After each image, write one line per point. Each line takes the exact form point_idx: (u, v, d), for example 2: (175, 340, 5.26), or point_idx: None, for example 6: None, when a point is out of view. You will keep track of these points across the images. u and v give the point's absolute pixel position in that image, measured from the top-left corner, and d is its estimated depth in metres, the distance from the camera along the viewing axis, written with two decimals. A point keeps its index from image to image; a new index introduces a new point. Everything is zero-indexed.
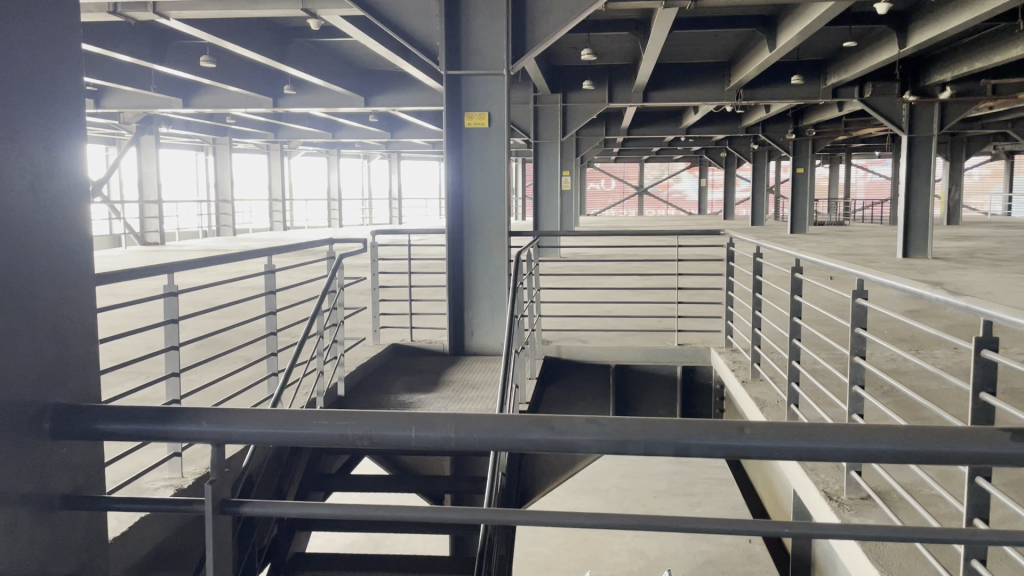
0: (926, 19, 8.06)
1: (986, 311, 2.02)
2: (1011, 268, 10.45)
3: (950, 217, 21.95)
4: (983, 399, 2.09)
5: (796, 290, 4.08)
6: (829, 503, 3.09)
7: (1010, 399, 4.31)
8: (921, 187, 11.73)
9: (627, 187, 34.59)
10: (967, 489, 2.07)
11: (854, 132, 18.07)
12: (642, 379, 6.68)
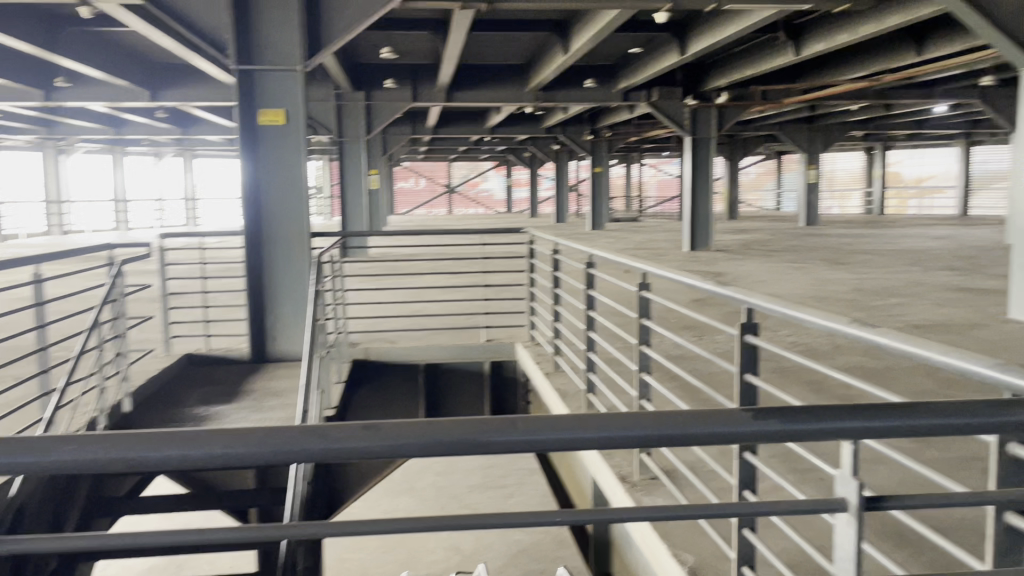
0: (701, 30, 8.70)
1: (746, 300, 2.22)
2: (782, 258, 11.51)
3: (730, 212, 23.80)
4: (747, 379, 2.28)
5: (590, 284, 4.24)
6: (623, 485, 3.27)
7: (776, 379, 4.75)
8: (703, 184, 12.72)
9: (435, 186, 34.71)
10: (737, 463, 2.26)
11: (644, 133, 19.16)
12: (450, 377, 6.73)
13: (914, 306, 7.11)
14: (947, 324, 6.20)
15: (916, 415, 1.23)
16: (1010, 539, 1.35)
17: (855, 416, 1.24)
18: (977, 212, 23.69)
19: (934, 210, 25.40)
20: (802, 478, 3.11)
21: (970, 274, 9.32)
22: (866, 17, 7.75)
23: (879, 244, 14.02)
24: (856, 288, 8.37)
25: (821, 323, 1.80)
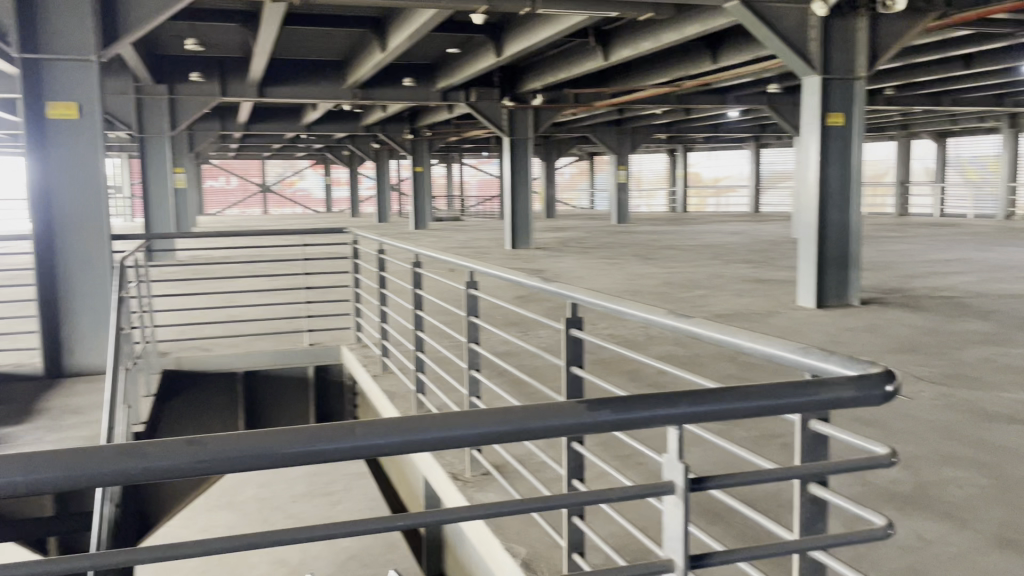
0: (516, 32, 8.88)
1: (570, 295, 2.28)
2: (598, 255, 11.98)
3: (547, 211, 24.50)
4: (574, 372, 2.35)
5: (417, 284, 4.22)
6: (455, 484, 3.28)
7: (596, 370, 4.95)
8: (523, 185, 13.03)
9: (248, 185, 33.24)
10: (566, 453, 2.31)
11: (463, 133, 19.35)
12: (272, 384, 6.46)
13: (717, 297, 7.63)
14: (745, 312, 6.70)
15: (735, 399, 1.29)
16: (813, 510, 1.47)
17: (682, 403, 1.27)
18: (766, 209, 25.88)
19: (729, 207, 27.48)
20: (622, 464, 3.25)
21: (763, 266, 10.13)
22: (668, 26, 8.23)
23: (683, 239, 14.98)
24: (665, 281, 8.87)
25: (642, 314, 1.88)
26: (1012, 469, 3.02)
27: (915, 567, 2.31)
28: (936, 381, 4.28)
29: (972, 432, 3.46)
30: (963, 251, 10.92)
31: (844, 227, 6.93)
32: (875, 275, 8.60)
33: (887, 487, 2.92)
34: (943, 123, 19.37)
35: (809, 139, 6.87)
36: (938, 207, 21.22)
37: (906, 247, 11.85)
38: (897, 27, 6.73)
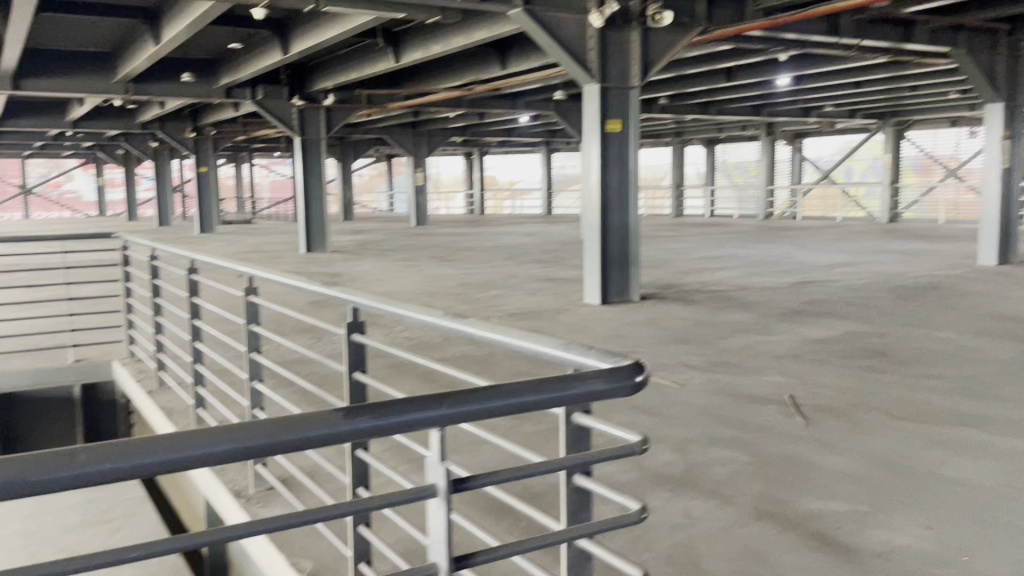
0: (302, 30, 8.62)
1: (350, 299, 2.23)
2: (395, 258, 11.91)
3: (345, 214, 24.07)
4: (355, 378, 2.30)
5: (193, 292, 3.96)
6: (237, 501, 3.12)
7: (389, 374, 4.93)
8: (318, 185, 12.86)
9: (6, 186, 29.90)
10: (349, 461, 2.26)
11: (252, 132, 18.55)
12: (30, 406, 5.84)
13: (510, 297, 7.82)
14: (536, 311, 6.92)
15: (498, 397, 1.28)
16: (576, 499, 1.52)
17: (443, 404, 1.24)
18: (559, 211, 26.97)
19: (524, 210, 28.35)
20: (413, 468, 3.22)
21: (554, 266, 10.53)
22: (456, 30, 8.32)
23: (479, 241, 15.25)
24: (461, 282, 8.97)
25: (420, 316, 1.87)
26: (765, 446, 3.32)
27: (684, 545, 2.46)
28: (705, 369, 4.63)
29: (733, 414, 3.77)
30: (729, 248, 11.95)
31: (625, 227, 7.34)
32: (654, 272, 9.19)
33: (660, 471, 3.10)
34: (711, 131, 21.14)
35: (590, 144, 7.21)
36: (710, 208, 23.12)
37: (682, 245, 12.79)
38: (666, 40, 7.23)
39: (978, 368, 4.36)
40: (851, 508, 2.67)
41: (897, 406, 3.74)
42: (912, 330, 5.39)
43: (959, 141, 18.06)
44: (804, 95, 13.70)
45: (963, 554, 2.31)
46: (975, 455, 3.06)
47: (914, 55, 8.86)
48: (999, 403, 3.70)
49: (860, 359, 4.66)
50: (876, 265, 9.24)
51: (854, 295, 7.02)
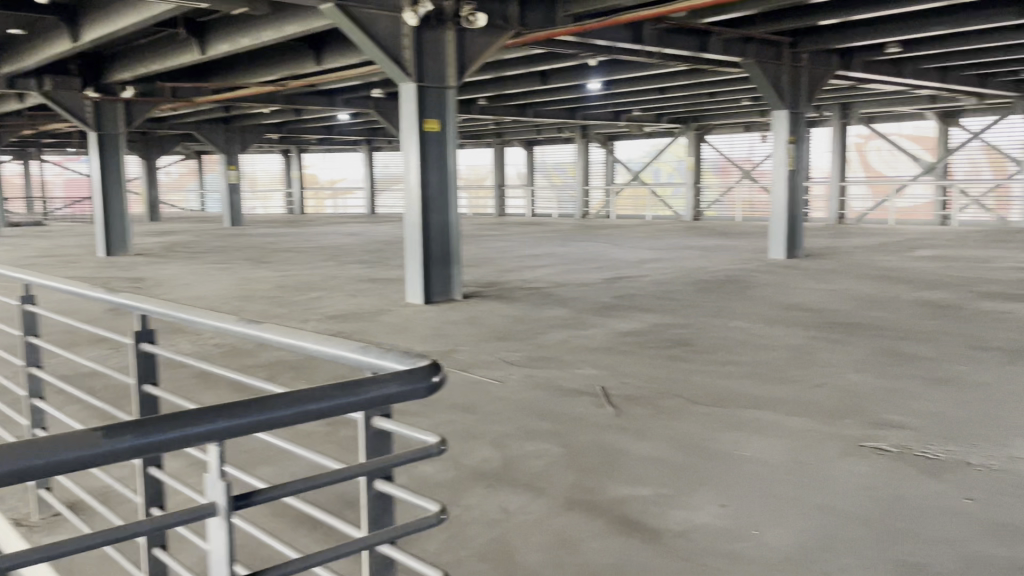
0: (94, 17, 7.98)
1: (138, 305, 2.06)
2: (207, 260, 11.32)
3: (151, 214, 22.58)
4: (146, 390, 2.13)
5: None
6: (17, 530, 2.83)
7: (195, 384, 4.66)
8: (116, 183, 12.00)
9: None
10: (140, 480, 2.09)
11: (40, 126, 16.98)
12: None
13: (329, 298, 7.64)
14: (356, 312, 6.80)
15: (294, 402, 1.17)
16: (380, 504, 1.43)
17: (234, 412, 1.11)
18: (382, 210, 26.73)
19: (347, 210, 27.89)
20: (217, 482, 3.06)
21: (375, 266, 10.39)
22: (265, 23, 8.00)
23: (299, 241, 14.81)
24: (278, 284, 8.65)
25: (212, 323, 1.75)
26: (578, 437, 3.42)
27: (498, 541, 2.48)
28: (523, 364, 4.72)
29: (550, 407, 3.85)
30: (549, 246, 12.31)
31: (445, 226, 7.37)
32: (476, 270, 9.28)
33: (478, 468, 3.12)
34: (530, 133, 21.69)
35: (408, 142, 7.16)
36: (531, 208, 23.73)
37: (503, 243, 13.03)
38: (481, 41, 7.31)
39: (770, 354, 4.71)
40: (657, 491, 2.78)
41: (699, 393, 3.97)
42: (713, 321, 5.77)
43: (752, 145, 19.52)
44: (615, 99, 14.34)
45: (754, 526, 2.47)
46: (765, 435, 3.30)
47: (711, 63, 9.43)
48: (786, 386, 4.02)
49: (665, 350, 4.91)
50: (682, 260, 9.83)
51: (661, 289, 7.41)
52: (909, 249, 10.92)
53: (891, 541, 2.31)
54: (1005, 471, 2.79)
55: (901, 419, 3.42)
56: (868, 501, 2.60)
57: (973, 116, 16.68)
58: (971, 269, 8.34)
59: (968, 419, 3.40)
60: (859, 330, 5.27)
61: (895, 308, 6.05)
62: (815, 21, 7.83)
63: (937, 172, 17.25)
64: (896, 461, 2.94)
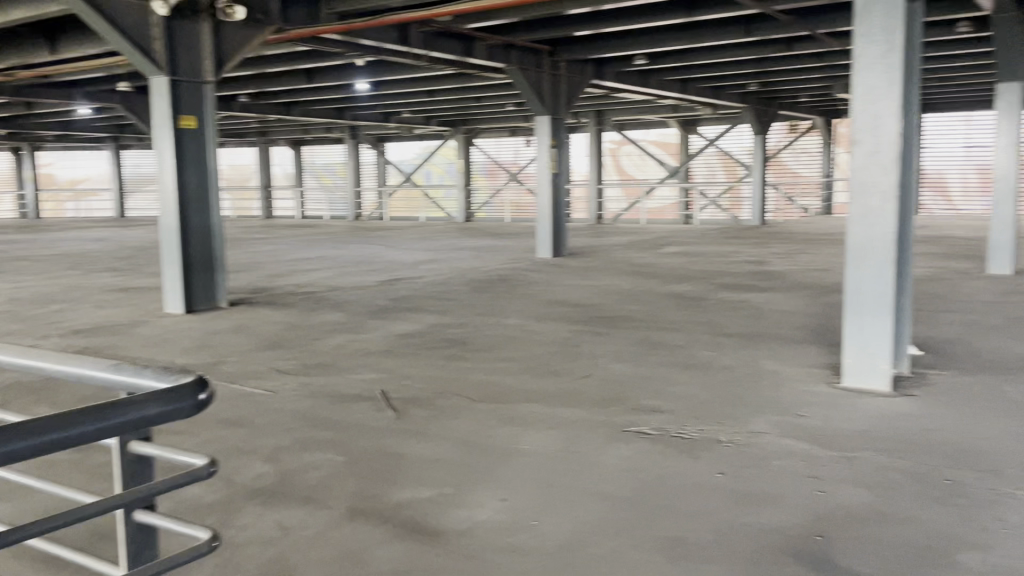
0: None
1: None
2: None
3: None
4: None
5: None
6: None
7: None
8: None
9: None
10: None
11: None
12: None
13: (74, 311, 6.91)
14: (107, 325, 6.21)
15: (44, 427, 1.02)
16: (145, 536, 1.28)
17: None
18: (134, 213, 24.84)
19: (93, 213, 25.74)
20: None
21: (128, 273, 9.55)
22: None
23: (34, 248, 13.28)
24: (10, 297, 7.69)
25: None
26: (356, 443, 3.35)
27: (276, 559, 2.36)
28: (297, 372, 4.55)
29: (327, 415, 3.74)
30: (321, 249, 12.00)
31: (207, 229, 6.94)
32: (242, 276, 8.82)
33: (251, 484, 2.95)
34: (296, 133, 21.01)
35: (162, 140, 6.65)
36: (300, 209, 23.10)
37: (271, 247, 12.50)
38: (241, 35, 6.95)
39: (541, 349, 4.90)
40: (438, 492, 2.79)
41: (476, 390, 4.03)
42: (487, 319, 5.89)
43: (518, 149, 20.33)
44: (383, 100, 14.26)
45: (533, 517, 2.54)
46: (539, 427, 3.42)
47: (476, 68, 9.66)
48: (557, 379, 4.20)
49: (442, 350, 4.95)
50: (454, 261, 9.98)
51: (435, 290, 7.47)
52: (659, 246, 11.86)
53: (655, 519, 2.47)
54: (747, 445, 3.10)
55: (660, 403, 3.70)
56: (634, 483, 2.77)
57: (709, 125, 18.47)
58: (712, 263, 9.21)
59: (715, 399, 3.74)
60: (620, 323, 5.62)
61: (650, 301, 6.54)
62: (573, 32, 8.26)
63: (681, 175, 18.91)
64: (658, 442, 3.17)
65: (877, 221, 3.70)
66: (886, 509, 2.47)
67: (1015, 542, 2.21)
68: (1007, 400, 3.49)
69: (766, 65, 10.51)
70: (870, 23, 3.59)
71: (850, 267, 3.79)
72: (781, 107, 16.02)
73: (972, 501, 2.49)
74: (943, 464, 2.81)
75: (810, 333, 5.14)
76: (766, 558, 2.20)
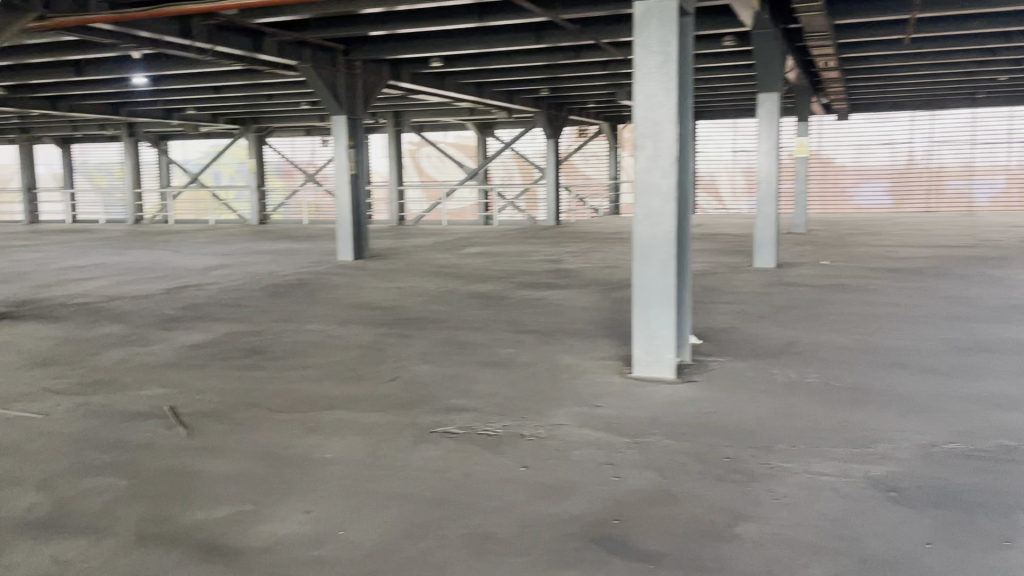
0: None
1: None
2: None
3: None
4: None
5: None
6: None
7: None
8: None
9: None
10: None
11: None
12: None
13: None
14: None
15: None
16: None
17: None
18: None
19: None
20: None
21: None
22: None
23: None
24: None
25: None
26: (143, 464, 3.10)
27: None
28: (72, 392, 4.14)
29: (108, 436, 3.44)
30: (97, 256, 11.02)
31: None
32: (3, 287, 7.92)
33: (17, 519, 2.65)
34: (63, 129, 19.15)
35: None
36: (71, 213, 21.11)
37: (37, 255, 11.31)
38: None
39: (343, 354, 4.80)
40: (235, 510, 2.65)
41: (276, 400, 3.88)
42: (286, 326, 5.69)
43: (314, 149, 19.69)
44: (164, 96, 13.35)
45: (340, 527, 2.48)
46: (343, 434, 3.35)
47: (266, 65, 9.29)
48: (361, 383, 4.13)
49: (238, 360, 4.72)
50: (249, 265, 9.55)
51: (229, 297, 7.10)
52: (460, 247, 12.01)
53: (464, 517, 2.50)
54: (549, 437, 3.21)
55: (465, 402, 3.74)
56: (440, 483, 2.78)
57: (504, 128, 18.89)
58: (511, 263, 9.46)
59: (518, 395, 3.84)
60: (423, 324, 5.64)
61: (452, 301, 6.60)
62: (367, 32, 8.16)
63: (479, 177, 19.24)
64: (464, 441, 3.21)
65: (659, 220, 3.96)
66: (675, 489, 2.65)
67: (784, 509, 2.45)
68: (773, 382, 3.86)
69: (556, 72, 10.95)
70: (648, 34, 3.82)
71: (637, 265, 4.03)
72: (570, 111, 16.76)
73: (748, 476, 2.73)
74: (722, 443, 3.06)
75: (603, 327, 5.42)
76: (568, 546, 2.28)
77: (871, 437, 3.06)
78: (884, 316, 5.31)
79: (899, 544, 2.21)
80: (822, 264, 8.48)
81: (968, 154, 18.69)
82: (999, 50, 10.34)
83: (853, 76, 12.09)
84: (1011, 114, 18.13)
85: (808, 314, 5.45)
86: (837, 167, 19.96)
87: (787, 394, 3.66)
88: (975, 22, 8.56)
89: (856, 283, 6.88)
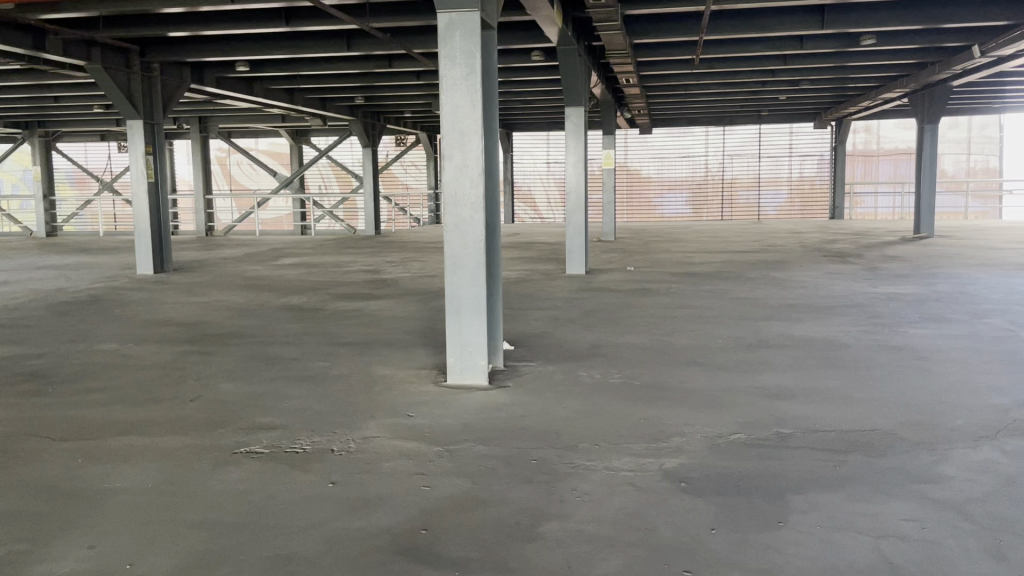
0: None
1: None
2: None
3: None
4: None
5: None
6: None
7: None
8: None
9: None
10: None
11: None
12: None
13: None
14: None
15: None
16: None
17: None
18: None
19: None
20: None
21: None
22: None
23: None
24: None
25: None
26: None
27: None
28: None
29: None
30: None
31: None
32: None
33: None
34: None
35: None
36: None
37: None
38: None
39: (139, 376, 4.48)
40: (7, 551, 2.40)
41: (58, 429, 3.56)
42: (74, 347, 5.23)
43: (110, 154, 18.87)
44: None
45: (128, 561, 2.32)
46: (136, 461, 3.13)
47: (50, 64, 8.56)
48: (156, 406, 3.87)
49: (16, 386, 4.29)
50: (35, 282, 8.70)
51: (8, 317, 6.43)
52: (274, 258, 11.56)
53: (265, 540, 2.41)
54: (358, 452, 3.16)
55: (271, 420, 3.61)
56: (242, 506, 2.66)
57: (320, 136, 18.40)
58: (327, 273, 9.22)
59: (328, 410, 3.75)
60: (229, 340, 5.38)
61: (261, 315, 6.35)
62: (166, 33, 7.73)
63: (294, 186, 18.68)
64: (269, 460, 3.09)
65: (469, 229, 4.01)
66: (483, 494, 2.69)
67: (586, 507, 2.55)
68: (580, 384, 4.01)
69: (370, 80, 10.85)
70: (452, 47, 3.88)
71: (449, 274, 4.06)
72: (387, 120, 16.67)
73: (553, 476, 2.82)
74: (531, 446, 3.14)
75: (419, 337, 5.42)
76: (374, 560, 2.25)
77: (666, 431, 3.25)
78: (680, 317, 5.66)
79: (688, 532, 2.36)
80: (628, 270, 8.92)
81: (756, 166, 20.33)
82: (777, 71, 11.34)
83: (653, 91, 12.84)
84: (792, 130, 19.94)
85: (613, 318, 5.70)
86: (642, 178, 21.19)
87: (592, 395, 3.81)
88: (756, 45, 9.37)
89: (659, 287, 7.28)
